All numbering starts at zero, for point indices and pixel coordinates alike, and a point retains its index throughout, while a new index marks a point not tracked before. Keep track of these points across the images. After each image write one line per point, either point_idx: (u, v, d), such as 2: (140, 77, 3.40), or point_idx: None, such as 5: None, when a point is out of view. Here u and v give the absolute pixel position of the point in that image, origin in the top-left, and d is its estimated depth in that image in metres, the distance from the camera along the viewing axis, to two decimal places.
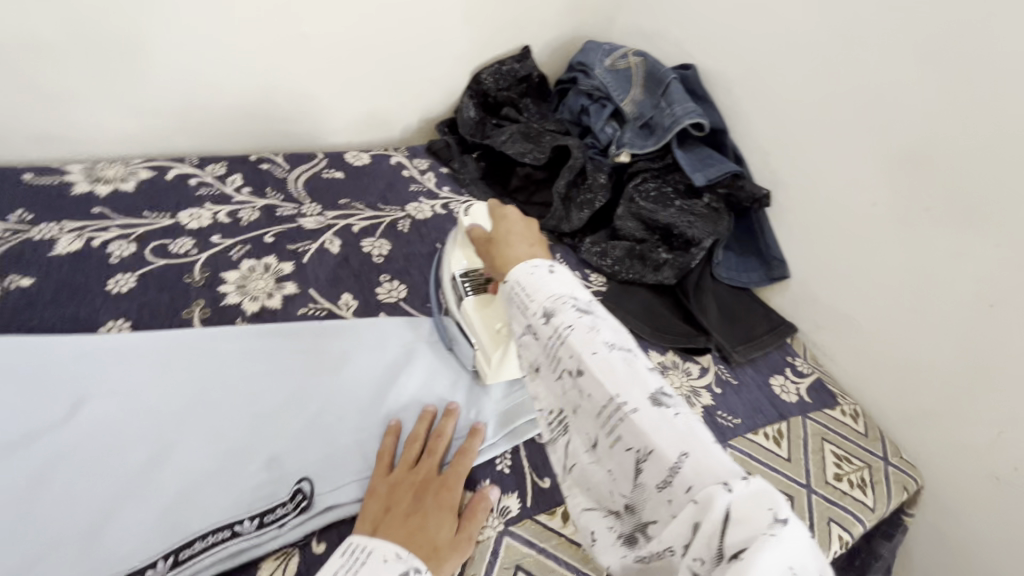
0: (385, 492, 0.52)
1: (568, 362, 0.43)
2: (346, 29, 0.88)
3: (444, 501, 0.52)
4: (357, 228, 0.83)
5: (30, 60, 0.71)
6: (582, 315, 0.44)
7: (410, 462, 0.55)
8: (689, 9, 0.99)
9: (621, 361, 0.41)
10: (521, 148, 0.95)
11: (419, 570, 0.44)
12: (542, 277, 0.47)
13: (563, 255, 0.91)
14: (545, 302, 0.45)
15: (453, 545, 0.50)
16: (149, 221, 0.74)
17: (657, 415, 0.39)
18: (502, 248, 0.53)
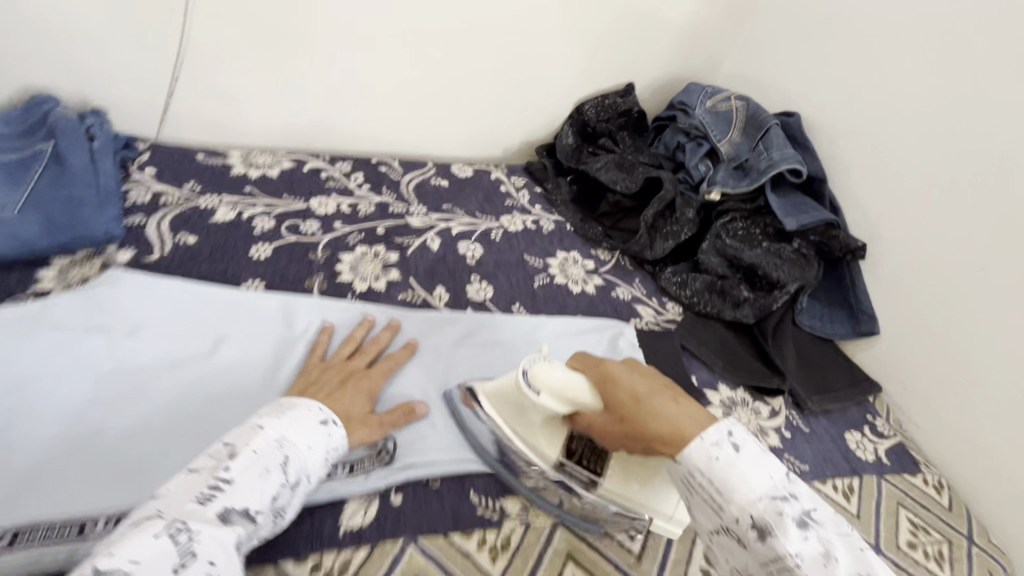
0: (314, 372, 0.61)
1: (726, 475, 0.40)
2: (470, 55, 0.99)
3: (364, 387, 0.60)
4: (455, 231, 0.91)
5: (219, 65, 0.87)
6: (739, 456, 0.41)
7: (342, 356, 0.64)
8: (797, 59, 1.01)
9: (828, 568, 0.35)
10: (614, 176, 1.00)
11: (334, 421, 0.53)
12: (728, 458, 0.40)
13: (643, 281, 0.93)
14: (743, 513, 0.39)
15: (363, 420, 0.57)
16: (287, 203, 0.86)
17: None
18: (646, 419, 0.46)
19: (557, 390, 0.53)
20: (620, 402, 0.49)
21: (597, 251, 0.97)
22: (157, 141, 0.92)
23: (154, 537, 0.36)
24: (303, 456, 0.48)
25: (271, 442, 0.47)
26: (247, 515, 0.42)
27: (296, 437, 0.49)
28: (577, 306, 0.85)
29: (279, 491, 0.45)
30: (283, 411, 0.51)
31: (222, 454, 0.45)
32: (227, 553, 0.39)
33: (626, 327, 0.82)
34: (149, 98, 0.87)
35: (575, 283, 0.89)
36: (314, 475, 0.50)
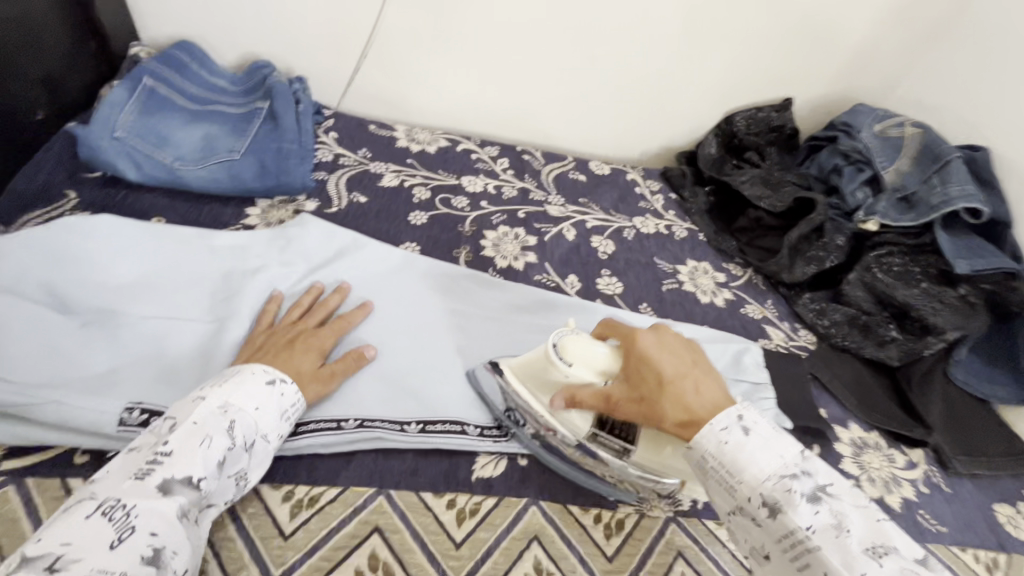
0: (259, 338, 0.58)
1: (803, 517, 0.42)
2: (628, 55, 1.01)
3: (312, 345, 0.59)
4: (590, 225, 0.93)
5: (402, 46, 0.97)
6: (814, 505, 0.42)
7: (291, 320, 0.62)
8: (991, 89, 0.92)
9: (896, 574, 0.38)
10: (759, 192, 0.96)
11: (283, 379, 0.54)
12: (739, 443, 0.46)
13: (776, 302, 0.90)
14: (763, 491, 0.44)
15: (315, 376, 0.57)
16: (441, 178, 0.93)
17: (891, 573, 0.39)
18: (671, 402, 0.50)
19: (590, 361, 0.55)
20: (646, 380, 0.51)
21: (730, 265, 0.95)
22: (338, 109, 1.04)
23: (85, 519, 0.39)
24: (251, 420, 0.50)
25: (214, 410, 0.48)
26: (189, 483, 0.44)
27: (242, 401, 0.50)
28: (704, 316, 0.84)
29: (227, 455, 0.47)
30: (227, 379, 0.51)
31: (162, 428, 0.46)
32: (169, 522, 0.41)
33: (753, 345, 0.80)
34: (339, 70, 0.99)
35: (703, 293, 0.88)
36: (269, 436, 0.51)
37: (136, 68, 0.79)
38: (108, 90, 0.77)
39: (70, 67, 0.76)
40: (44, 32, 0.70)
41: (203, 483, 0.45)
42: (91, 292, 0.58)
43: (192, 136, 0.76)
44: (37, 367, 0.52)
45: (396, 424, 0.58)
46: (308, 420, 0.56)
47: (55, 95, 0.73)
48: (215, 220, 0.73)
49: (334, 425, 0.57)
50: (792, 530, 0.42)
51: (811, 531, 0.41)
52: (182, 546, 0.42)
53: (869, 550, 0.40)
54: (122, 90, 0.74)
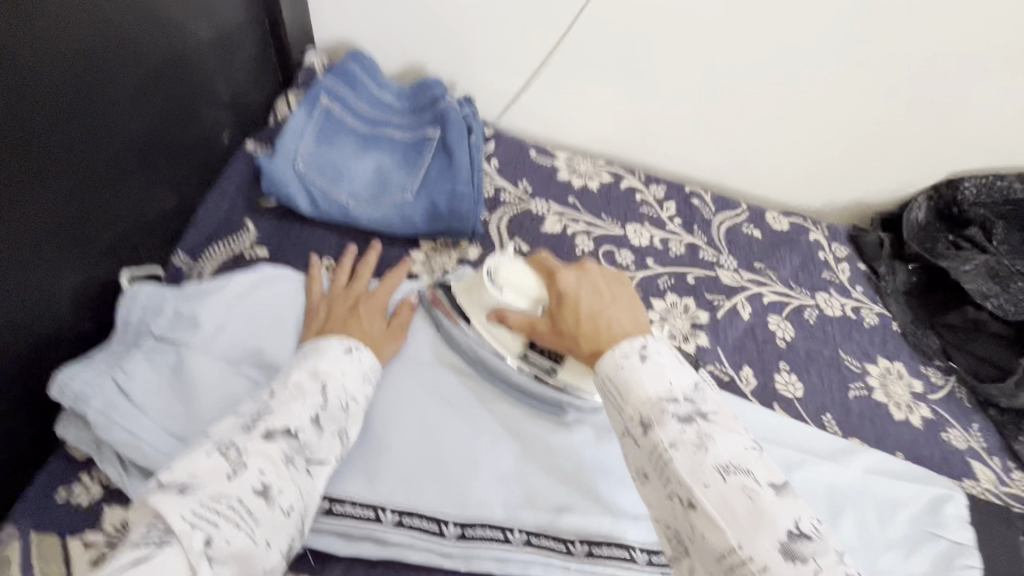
0: (322, 307, 0.58)
1: (668, 433, 0.40)
2: (843, 96, 0.85)
3: (374, 304, 0.60)
4: (766, 299, 0.82)
5: (579, 68, 0.88)
6: (684, 425, 0.41)
7: (341, 284, 0.62)
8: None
9: (740, 495, 0.37)
10: (986, 288, 0.82)
11: (358, 347, 0.55)
12: (634, 368, 0.44)
13: (984, 430, 0.75)
14: (640, 409, 0.42)
15: (387, 335, 0.60)
16: (604, 226, 0.84)
17: (790, 568, 0.35)
18: (596, 330, 0.49)
19: (518, 287, 0.59)
20: (566, 318, 0.52)
21: (929, 370, 0.80)
22: (495, 125, 0.97)
23: (206, 457, 0.41)
24: (340, 383, 0.51)
25: (305, 374, 0.50)
26: (289, 434, 0.45)
27: (329, 367, 0.51)
28: (897, 438, 0.72)
29: (322, 413, 0.48)
30: (311, 347, 0.53)
31: (265, 390, 0.49)
32: (272, 464, 0.43)
33: (958, 492, 0.66)
34: (507, 85, 0.92)
35: (897, 408, 0.75)
36: (358, 398, 0.52)
37: (315, 84, 0.76)
38: (287, 108, 0.75)
39: (255, 81, 0.73)
40: (238, 49, 0.68)
41: (301, 433, 0.46)
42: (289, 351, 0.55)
43: (364, 168, 0.72)
44: None
45: (562, 543, 0.54)
46: (477, 523, 0.54)
47: (241, 113, 0.71)
48: (381, 265, 0.70)
49: (501, 535, 0.54)
50: (729, 546, 0.36)
51: (742, 539, 0.36)
52: (289, 487, 0.43)
53: (782, 539, 0.36)
54: (301, 113, 0.71)
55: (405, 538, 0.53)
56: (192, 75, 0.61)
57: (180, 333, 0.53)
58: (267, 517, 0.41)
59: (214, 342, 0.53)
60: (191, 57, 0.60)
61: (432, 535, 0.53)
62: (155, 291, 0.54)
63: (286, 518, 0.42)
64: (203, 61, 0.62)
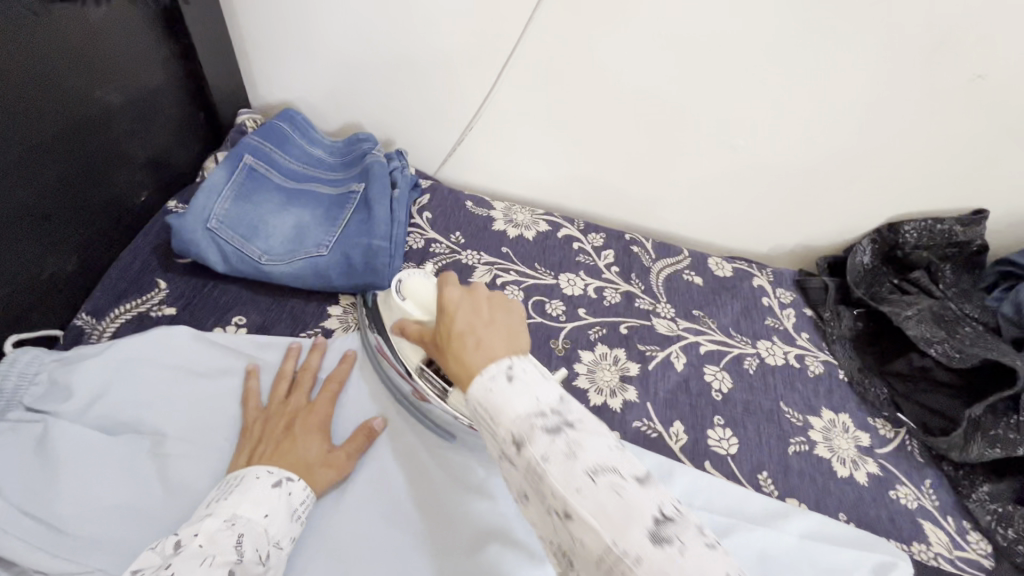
0: (255, 427, 0.55)
1: (538, 447, 0.36)
2: (772, 143, 0.85)
3: (312, 424, 0.56)
4: (703, 349, 0.79)
5: (512, 121, 0.89)
6: (553, 435, 0.36)
7: (280, 396, 0.58)
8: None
9: (609, 494, 0.34)
10: (929, 333, 0.77)
11: (289, 479, 0.51)
12: (500, 389, 0.38)
13: (937, 486, 0.71)
14: (510, 426, 0.37)
15: (325, 463, 0.54)
16: (537, 275, 0.83)
17: (662, 555, 0.32)
18: (460, 349, 0.43)
19: (420, 299, 0.59)
20: (439, 332, 0.46)
21: (877, 421, 0.76)
22: (435, 176, 0.98)
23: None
24: (261, 529, 0.47)
25: (219, 524, 0.45)
26: None
27: (249, 511, 0.47)
28: (840, 497, 0.68)
29: (236, 567, 0.44)
30: (231, 489, 0.49)
31: (167, 547, 0.44)
32: None
33: (904, 560, 0.61)
34: (443, 138, 0.93)
35: (841, 463, 0.71)
36: (280, 542, 0.48)
37: (240, 144, 0.77)
38: (212, 166, 0.76)
39: (180, 142, 0.75)
40: (158, 111, 0.69)
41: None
42: (170, 415, 0.55)
43: (283, 225, 0.72)
44: (98, 514, 0.48)
45: None
46: None
47: (162, 174, 0.73)
48: (296, 321, 0.68)
49: None
50: (604, 545, 0.33)
51: (615, 534, 0.33)
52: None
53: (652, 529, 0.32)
54: (221, 172, 0.72)
55: None
56: (107, 137, 0.62)
57: (52, 404, 0.52)
58: None
59: (88, 410, 0.53)
60: (99, 124, 0.61)
61: None
62: (34, 357, 0.54)
63: None
64: (116, 127, 0.63)
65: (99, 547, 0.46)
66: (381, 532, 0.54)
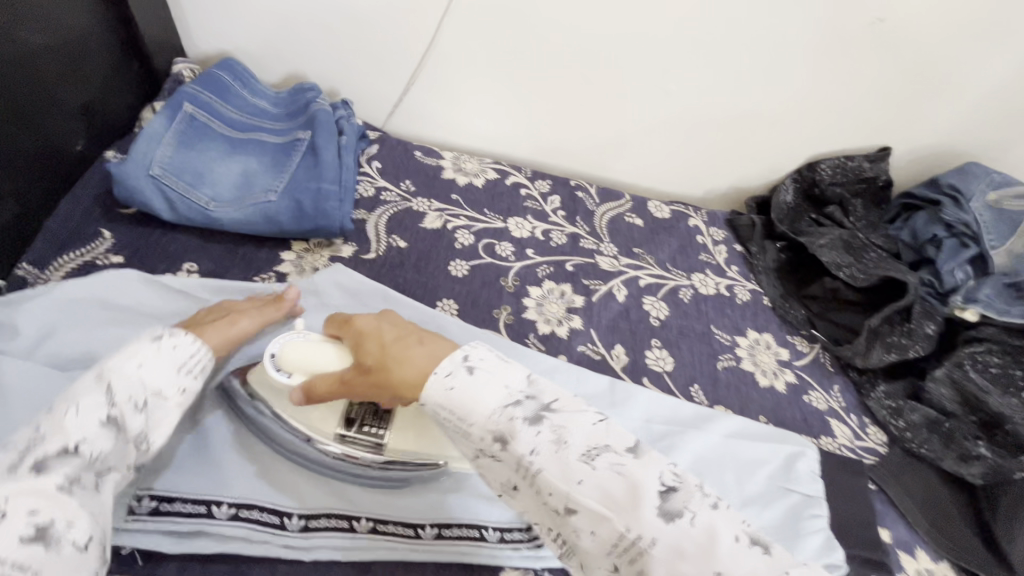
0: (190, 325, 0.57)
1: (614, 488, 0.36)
2: (701, 89, 0.90)
3: (229, 313, 0.57)
4: (642, 282, 0.86)
5: (455, 70, 0.90)
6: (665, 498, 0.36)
7: (222, 303, 0.60)
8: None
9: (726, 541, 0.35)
10: (839, 259, 0.86)
11: (179, 333, 0.50)
12: (554, 450, 0.38)
13: (843, 389, 0.81)
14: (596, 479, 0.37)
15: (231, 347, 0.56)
16: (486, 220, 0.87)
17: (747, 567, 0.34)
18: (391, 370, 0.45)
19: (306, 366, 0.53)
20: (367, 356, 0.48)
21: (795, 338, 0.85)
22: (384, 128, 0.99)
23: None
24: (134, 378, 0.46)
25: (88, 378, 0.45)
26: (67, 452, 0.41)
27: (122, 365, 0.46)
28: (761, 403, 0.76)
29: (114, 416, 0.44)
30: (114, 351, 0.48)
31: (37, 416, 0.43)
32: (51, 497, 0.39)
33: (810, 449, 0.70)
34: (389, 90, 0.94)
35: (763, 374, 0.80)
36: (164, 391, 0.47)
37: (178, 92, 0.76)
38: (150, 115, 0.75)
39: (111, 89, 0.73)
40: (88, 56, 0.68)
41: (83, 447, 0.42)
42: (123, 350, 0.56)
43: (229, 172, 0.72)
44: None
45: (409, 528, 0.54)
46: (321, 514, 0.54)
47: (96, 123, 0.71)
48: (248, 266, 0.70)
49: (346, 524, 0.54)
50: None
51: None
52: (79, 518, 0.39)
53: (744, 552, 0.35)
54: (160, 120, 0.71)
55: (241, 532, 0.51)
56: (36, 80, 0.61)
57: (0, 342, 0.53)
58: (53, 560, 0.37)
59: (36, 349, 0.54)
60: (25, 65, 0.59)
61: (272, 528, 0.52)
62: None
63: (83, 553, 0.39)
64: (43, 70, 0.61)
65: None
66: (318, 447, 0.57)
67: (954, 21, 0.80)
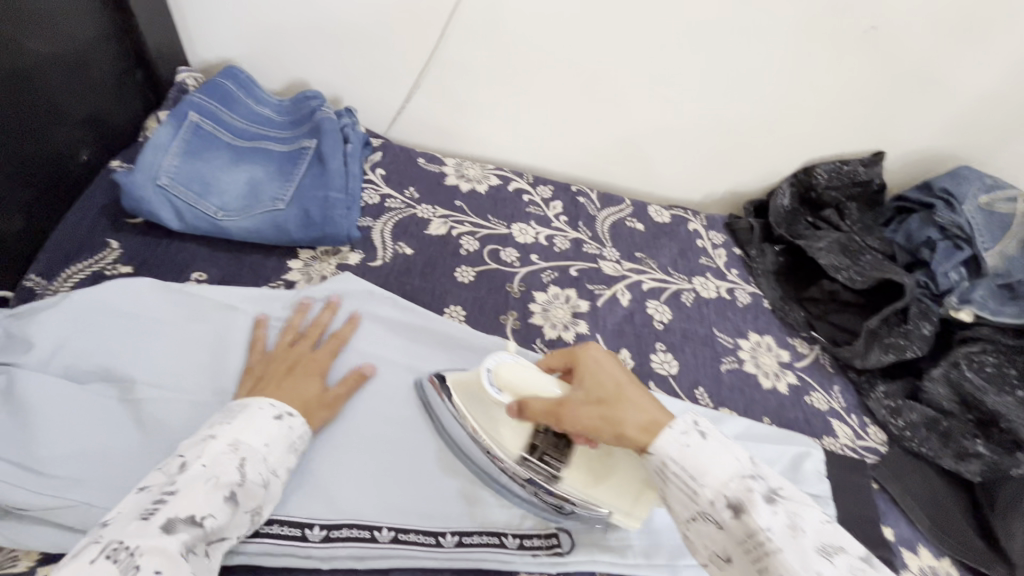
0: (257, 367, 0.57)
1: (761, 517, 0.42)
2: (699, 95, 0.92)
3: (313, 366, 0.59)
4: (645, 286, 0.87)
5: (458, 77, 0.91)
6: (770, 505, 0.43)
7: (285, 342, 0.61)
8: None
9: (762, 506, 0.43)
10: (837, 261, 0.88)
11: (288, 413, 0.53)
12: (698, 444, 0.47)
13: (843, 390, 0.82)
14: (725, 492, 0.44)
15: (320, 402, 0.57)
16: (490, 226, 0.88)
17: (798, 545, 0.41)
18: (618, 416, 0.50)
19: (520, 390, 0.54)
20: (593, 391, 0.52)
21: (795, 340, 0.87)
22: (385, 135, 1.00)
23: (91, 563, 0.38)
24: (261, 455, 0.49)
25: (222, 447, 0.48)
26: (193, 521, 0.43)
27: (252, 438, 0.50)
28: (764, 404, 0.77)
29: (236, 488, 0.46)
30: (234, 416, 0.51)
31: (172, 467, 0.46)
32: (173, 559, 0.40)
33: (815, 449, 0.72)
34: (391, 97, 0.94)
35: (765, 376, 0.81)
36: (278, 470, 0.51)
37: (182, 101, 0.76)
38: (155, 125, 0.75)
39: (116, 99, 0.73)
40: (93, 66, 0.68)
41: (208, 519, 0.43)
42: (137, 363, 0.56)
43: (236, 181, 0.72)
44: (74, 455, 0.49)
45: (430, 536, 0.54)
46: (342, 524, 0.53)
47: (101, 133, 0.71)
48: (256, 274, 0.70)
49: (367, 533, 0.53)
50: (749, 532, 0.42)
51: (772, 537, 0.41)
52: None
53: (787, 521, 0.42)
54: (166, 129, 0.71)
55: (262, 546, 0.50)
56: (43, 91, 0.61)
57: (13, 356, 0.53)
58: None
59: (52, 361, 0.54)
60: (33, 76, 0.59)
61: (295, 540, 0.51)
62: None
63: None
64: (51, 81, 0.61)
65: (80, 484, 0.48)
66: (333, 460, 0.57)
67: (944, 29, 0.82)
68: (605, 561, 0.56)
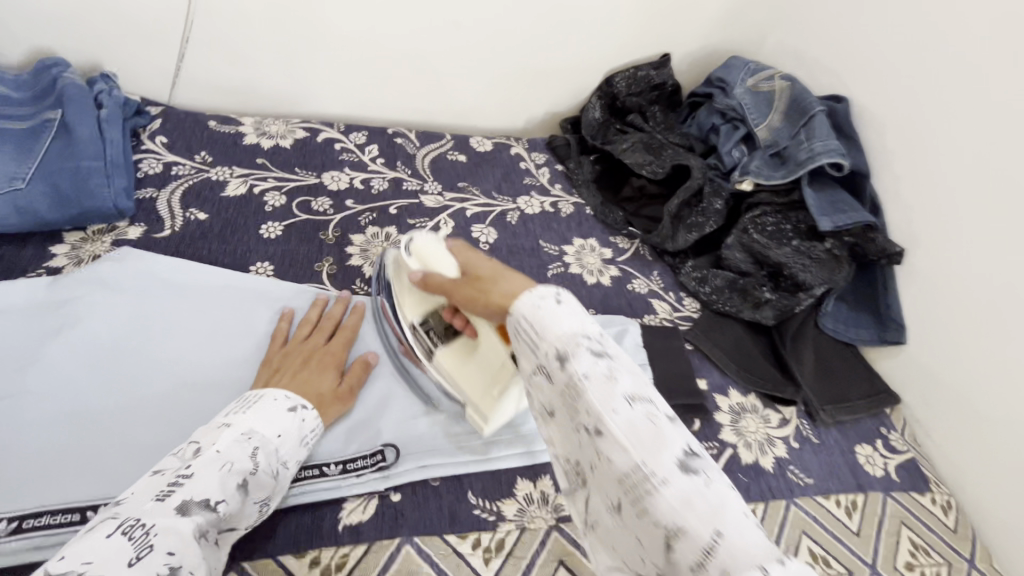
0: (275, 359, 0.60)
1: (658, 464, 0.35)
2: (487, 18, 0.92)
3: (329, 361, 0.61)
4: (470, 212, 0.88)
5: (230, 25, 0.84)
6: (630, 402, 0.38)
7: (302, 337, 0.63)
8: (869, 30, 0.89)
9: (696, 492, 0.34)
10: (641, 159, 0.95)
11: (304, 406, 0.54)
12: (551, 309, 0.43)
13: (662, 273, 0.90)
14: (556, 343, 0.42)
15: (336, 396, 0.59)
16: (299, 178, 0.84)
17: (687, 483, 0.35)
18: (489, 287, 0.50)
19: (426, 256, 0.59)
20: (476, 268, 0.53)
21: (616, 238, 0.93)
22: (170, 104, 0.91)
23: (107, 537, 0.38)
24: (274, 446, 0.50)
25: (238, 436, 0.48)
26: (206, 505, 0.43)
27: (264, 429, 0.50)
28: (589, 298, 0.83)
29: (250, 478, 0.47)
30: (249, 405, 0.51)
31: (187, 453, 0.46)
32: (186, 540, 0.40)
33: (632, 324, 0.79)
34: (160, 59, 0.86)
35: (590, 274, 0.86)
36: (289, 462, 0.51)
37: None
38: None
39: None
40: None
41: (220, 504, 0.44)
42: None
43: None
44: None
45: None
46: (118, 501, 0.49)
47: None
48: (11, 269, 0.63)
49: None
50: (632, 466, 0.36)
51: (644, 458, 0.36)
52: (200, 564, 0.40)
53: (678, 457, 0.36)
54: None
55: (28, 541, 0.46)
56: None
57: None
58: None
59: None
60: None
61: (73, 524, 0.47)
62: None
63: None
64: None
65: None
66: (108, 442, 0.52)
67: None
68: (434, 463, 0.58)
